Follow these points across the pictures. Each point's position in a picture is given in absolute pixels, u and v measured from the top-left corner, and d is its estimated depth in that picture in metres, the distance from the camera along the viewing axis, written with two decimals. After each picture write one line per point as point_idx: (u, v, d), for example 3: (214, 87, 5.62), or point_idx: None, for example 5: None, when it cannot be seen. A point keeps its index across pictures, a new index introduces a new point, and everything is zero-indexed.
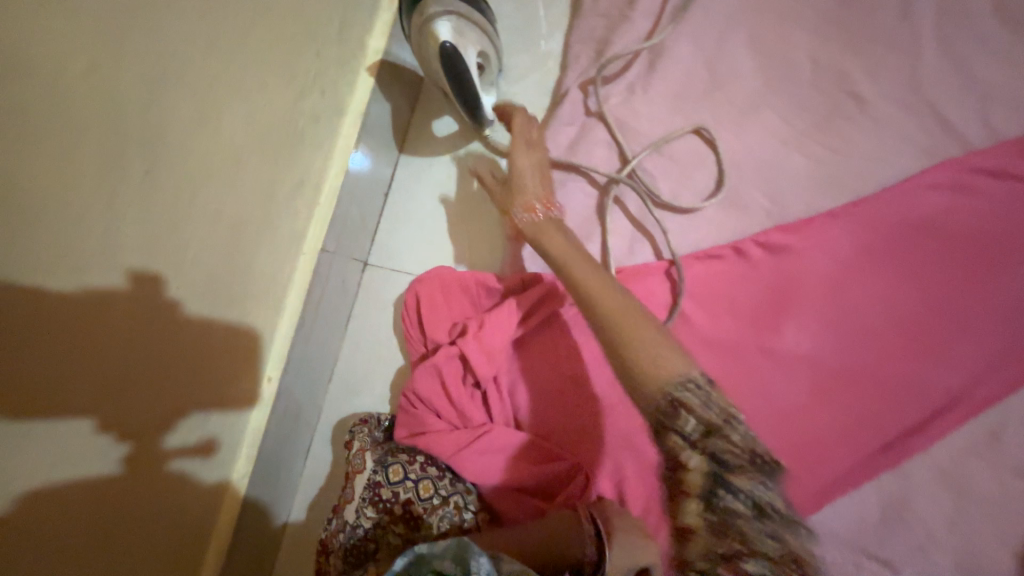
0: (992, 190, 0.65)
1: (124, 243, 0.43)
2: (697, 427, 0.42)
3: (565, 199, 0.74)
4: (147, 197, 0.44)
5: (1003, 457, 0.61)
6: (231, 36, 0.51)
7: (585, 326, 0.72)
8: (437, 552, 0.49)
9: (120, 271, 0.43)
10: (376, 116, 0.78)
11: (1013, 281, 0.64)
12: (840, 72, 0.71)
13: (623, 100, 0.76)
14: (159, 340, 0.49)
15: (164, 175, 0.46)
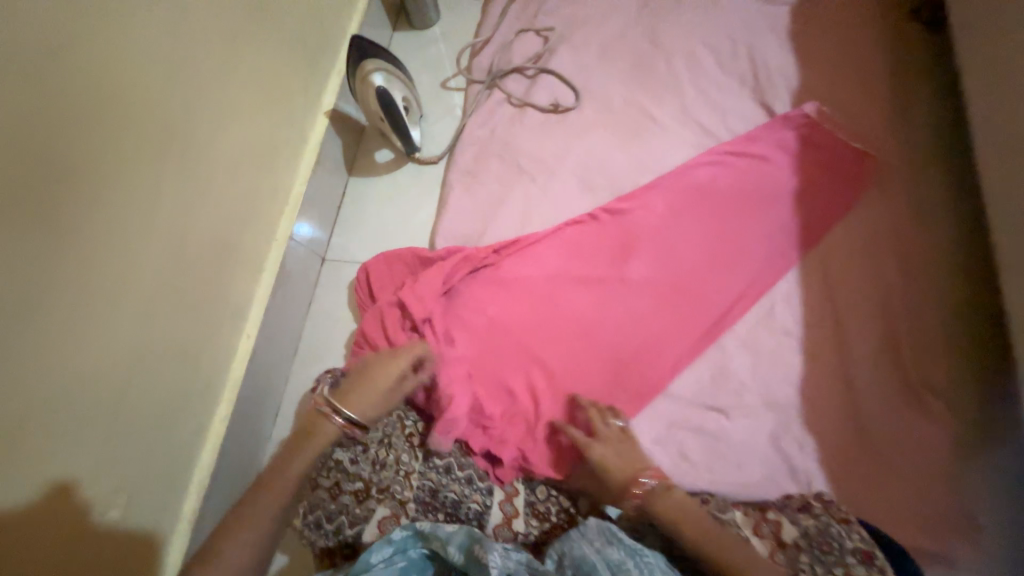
0: (737, 164, 1.04)
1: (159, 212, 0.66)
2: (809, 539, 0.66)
3: (475, 197, 1.08)
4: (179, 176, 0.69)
5: (776, 326, 0.93)
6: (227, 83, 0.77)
7: (495, 278, 0.99)
8: (443, 537, 0.66)
9: (162, 239, 0.67)
10: (330, 147, 1.07)
11: (761, 216, 1.00)
12: (639, 104, 1.11)
13: (508, 129, 1.12)
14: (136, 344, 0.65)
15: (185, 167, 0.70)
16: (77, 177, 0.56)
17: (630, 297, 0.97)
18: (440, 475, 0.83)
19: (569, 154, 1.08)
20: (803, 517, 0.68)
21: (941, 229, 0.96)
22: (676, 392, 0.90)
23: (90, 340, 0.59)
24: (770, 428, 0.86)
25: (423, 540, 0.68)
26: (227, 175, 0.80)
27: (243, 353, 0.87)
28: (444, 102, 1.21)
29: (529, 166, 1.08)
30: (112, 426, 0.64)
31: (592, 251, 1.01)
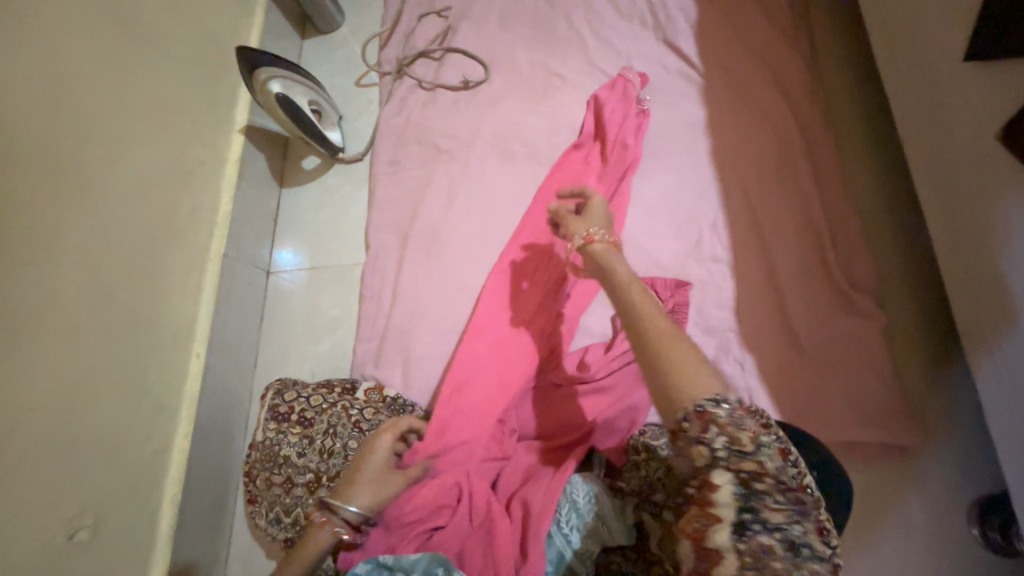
0: (629, 122, 1.02)
1: (56, 251, 0.70)
2: (779, 531, 0.51)
3: (399, 184, 1.10)
4: (64, 208, 0.72)
5: (703, 255, 0.94)
6: (115, 119, 0.81)
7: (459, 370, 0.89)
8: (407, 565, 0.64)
9: (56, 273, 0.70)
10: (253, 161, 1.09)
11: (668, 167, 1.01)
12: (546, 64, 1.13)
13: (422, 113, 1.14)
14: (54, 368, 0.69)
15: (73, 199, 0.73)
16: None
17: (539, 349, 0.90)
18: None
19: (483, 125, 1.10)
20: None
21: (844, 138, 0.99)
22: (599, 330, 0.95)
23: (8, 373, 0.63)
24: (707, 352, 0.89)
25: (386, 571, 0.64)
26: (133, 202, 0.83)
27: (194, 374, 0.91)
28: (361, 100, 1.22)
29: (447, 144, 1.10)
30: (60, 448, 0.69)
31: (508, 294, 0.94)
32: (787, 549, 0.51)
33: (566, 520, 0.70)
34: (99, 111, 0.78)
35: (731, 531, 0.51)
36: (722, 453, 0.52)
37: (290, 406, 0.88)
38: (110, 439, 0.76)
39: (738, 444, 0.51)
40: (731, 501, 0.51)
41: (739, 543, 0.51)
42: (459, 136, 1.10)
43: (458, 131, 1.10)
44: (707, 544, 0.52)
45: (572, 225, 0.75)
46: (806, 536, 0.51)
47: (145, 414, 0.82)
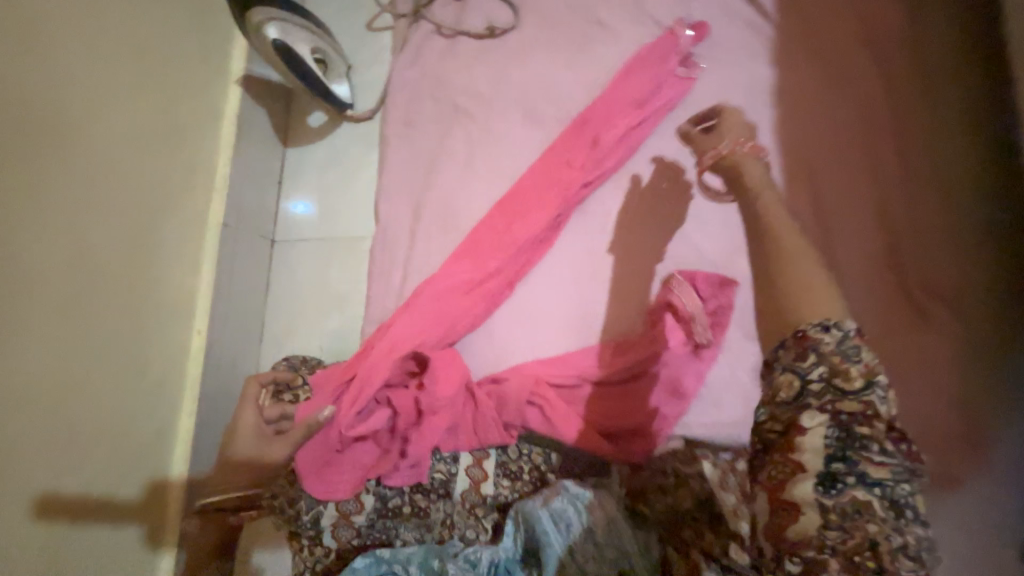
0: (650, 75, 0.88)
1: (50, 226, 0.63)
2: (883, 489, 0.45)
3: (412, 148, 0.99)
4: (55, 176, 0.64)
5: None
6: (99, 70, 0.71)
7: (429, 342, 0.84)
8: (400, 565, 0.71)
9: (52, 250, 0.63)
10: (252, 116, 0.99)
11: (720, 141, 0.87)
12: (585, 8, 0.96)
13: (439, 64, 1.00)
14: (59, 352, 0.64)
15: (63, 165, 0.65)
16: None
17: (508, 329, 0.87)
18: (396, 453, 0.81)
19: (509, 81, 0.96)
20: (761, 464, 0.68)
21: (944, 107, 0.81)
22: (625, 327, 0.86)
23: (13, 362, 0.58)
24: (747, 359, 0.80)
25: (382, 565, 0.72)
26: (126, 166, 0.74)
27: (196, 350, 0.87)
28: (372, 46, 1.08)
29: (466, 103, 0.97)
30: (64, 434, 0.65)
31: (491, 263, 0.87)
32: (885, 504, 0.44)
33: (582, 550, 0.68)
34: (79, 59, 0.68)
35: (818, 482, 0.45)
36: (812, 381, 0.49)
37: (295, 394, 0.84)
38: (113, 421, 0.73)
39: (819, 323, 0.50)
40: (823, 415, 0.47)
41: (827, 497, 0.45)
42: (481, 93, 0.97)
43: (480, 88, 0.97)
44: (789, 497, 0.46)
45: (702, 144, 0.64)
46: (913, 497, 0.45)
47: (148, 392, 0.79)
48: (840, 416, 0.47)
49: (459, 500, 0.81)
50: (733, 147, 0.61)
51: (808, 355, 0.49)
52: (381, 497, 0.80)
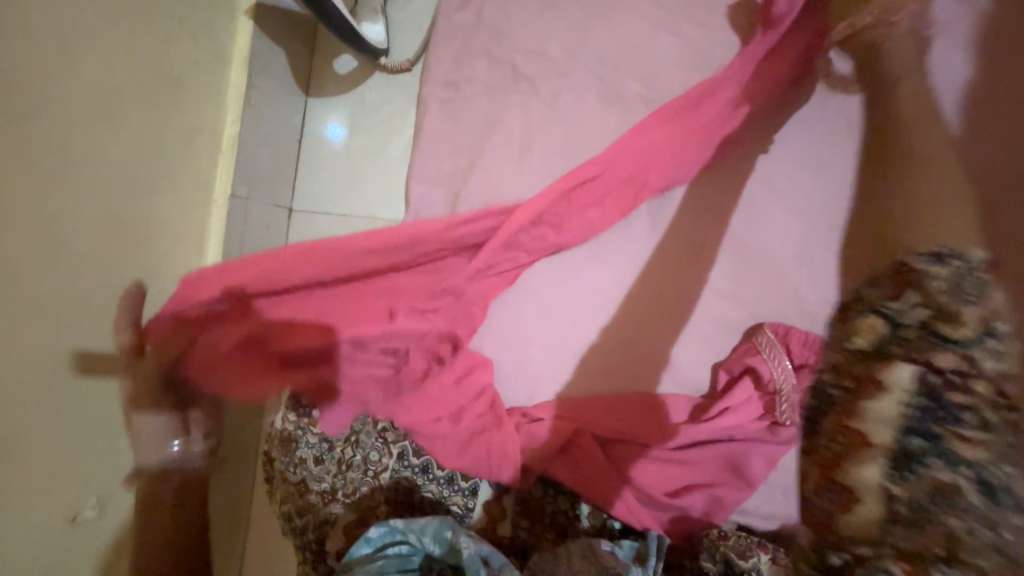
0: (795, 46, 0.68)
1: (35, 209, 0.50)
2: (952, 400, 0.42)
3: (456, 116, 0.79)
4: (37, 143, 0.50)
5: None
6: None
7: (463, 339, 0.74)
8: (419, 531, 0.64)
9: (37, 241, 0.51)
10: (265, 58, 0.81)
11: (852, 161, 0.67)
12: None
13: (499, 8, 0.77)
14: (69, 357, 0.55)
15: (44, 129, 0.51)
16: None
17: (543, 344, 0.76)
18: (416, 475, 0.72)
19: (587, 43, 0.74)
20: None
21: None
22: (690, 378, 0.71)
23: (18, 375, 0.49)
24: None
25: (400, 533, 0.64)
26: (116, 128, 0.60)
27: None
28: None
29: (528, 65, 0.76)
30: None
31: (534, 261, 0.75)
32: (969, 468, 0.40)
33: None
34: None
35: (886, 466, 0.41)
36: (907, 326, 0.46)
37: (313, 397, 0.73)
38: None
39: (944, 326, 0.44)
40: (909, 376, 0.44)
41: (894, 479, 0.41)
42: (549, 54, 0.75)
43: (549, 47, 0.75)
44: (840, 480, 0.43)
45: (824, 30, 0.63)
46: (1011, 481, 0.39)
47: None
48: (881, 348, 0.47)
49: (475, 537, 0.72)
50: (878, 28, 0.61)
51: (850, 353, 0.49)
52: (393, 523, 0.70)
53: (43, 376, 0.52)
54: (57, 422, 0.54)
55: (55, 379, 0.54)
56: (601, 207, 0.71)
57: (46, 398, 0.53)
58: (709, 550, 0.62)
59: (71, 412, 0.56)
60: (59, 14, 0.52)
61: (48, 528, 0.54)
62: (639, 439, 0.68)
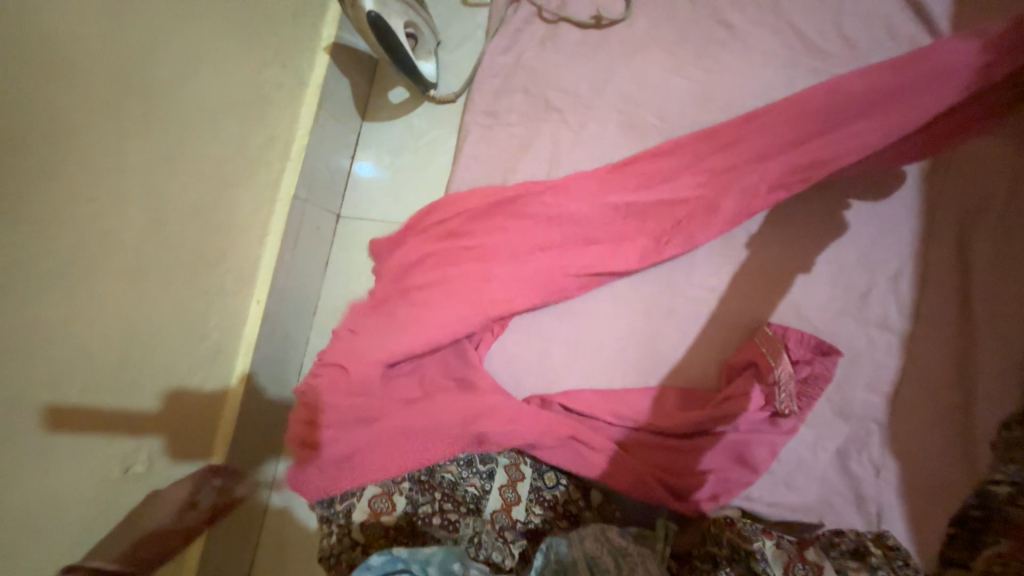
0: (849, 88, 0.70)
1: (130, 183, 0.61)
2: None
3: (494, 140, 0.92)
4: (148, 133, 0.63)
5: (868, 314, 0.71)
6: (195, 29, 0.69)
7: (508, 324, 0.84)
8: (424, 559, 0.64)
9: (129, 207, 0.61)
10: (334, 86, 0.95)
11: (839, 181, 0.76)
12: (713, 8, 0.84)
13: (536, 53, 0.91)
14: (136, 309, 0.65)
15: (157, 121, 0.64)
16: (61, 150, 0.52)
17: (564, 333, 0.84)
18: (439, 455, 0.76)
19: (609, 82, 0.87)
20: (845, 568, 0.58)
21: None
22: (694, 373, 0.77)
23: (92, 312, 0.58)
24: (828, 437, 0.70)
25: (402, 563, 0.62)
26: (210, 129, 0.73)
27: (253, 319, 0.87)
28: (467, 23, 1.01)
29: (558, 99, 0.89)
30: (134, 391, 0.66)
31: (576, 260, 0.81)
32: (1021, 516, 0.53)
33: None
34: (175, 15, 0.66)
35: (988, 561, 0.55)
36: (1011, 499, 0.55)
37: None
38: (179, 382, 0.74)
39: None
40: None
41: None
42: (577, 90, 0.88)
43: (577, 85, 0.88)
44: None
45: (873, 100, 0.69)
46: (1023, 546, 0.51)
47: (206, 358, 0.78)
48: None
49: (490, 519, 0.73)
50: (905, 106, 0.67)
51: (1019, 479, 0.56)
52: (415, 501, 0.73)
53: (113, 319, 0.61)
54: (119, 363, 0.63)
55: (110, 332, 0.61)
56: (642, 186, 0.79)
57: (111, 339, 0.61)
58: (716, 536, 0.64)
59: (133, 359, 0.65)
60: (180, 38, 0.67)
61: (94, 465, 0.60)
62: (651, 428, 0.75)
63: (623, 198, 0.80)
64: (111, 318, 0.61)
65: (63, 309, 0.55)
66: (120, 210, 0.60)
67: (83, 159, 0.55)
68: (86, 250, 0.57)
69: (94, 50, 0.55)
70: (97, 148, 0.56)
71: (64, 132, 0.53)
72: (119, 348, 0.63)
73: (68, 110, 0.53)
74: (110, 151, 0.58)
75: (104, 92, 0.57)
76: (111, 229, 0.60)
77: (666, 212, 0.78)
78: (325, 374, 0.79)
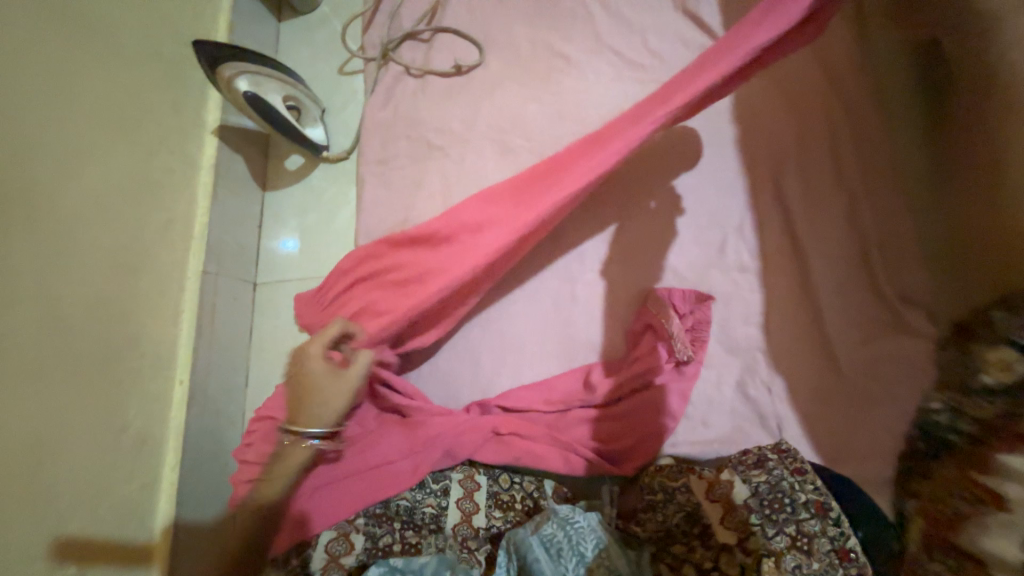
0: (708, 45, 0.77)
1: (20, 287, 0.62)
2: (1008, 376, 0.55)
3: (390, 184, 1.00)
4: (35, 237, 0.64)
5: (729, 262, 0.84)
6: (74, 134, 0.72)
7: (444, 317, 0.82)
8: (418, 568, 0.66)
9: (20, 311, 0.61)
10: (228, 164, 1.00)
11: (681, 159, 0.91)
12: (549, 44, 1.00)
13: (411, 104, 1.03)
14: (40, 411, 0.63)
15: (41, 224, 0.65)
16: None
17: (490, 340, 0.90)
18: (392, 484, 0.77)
19: (479, 117, 0.99)
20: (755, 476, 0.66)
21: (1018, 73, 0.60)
22: (607, 346, 0.86)
23: None
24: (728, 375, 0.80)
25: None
26: (101, 223, 0.75)
27: (178, 401, 0.86)
28: (345, 89, 1.11)
29: (438, 139, 1.00)
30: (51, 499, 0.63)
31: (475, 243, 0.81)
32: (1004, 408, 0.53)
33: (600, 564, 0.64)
34: (52, 125, 0.69)
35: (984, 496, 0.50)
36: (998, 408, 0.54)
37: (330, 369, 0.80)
38: (101, 481, 0.71)
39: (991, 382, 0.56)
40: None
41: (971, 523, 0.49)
42: (453, 128, 1.00)
43: (452, 125, 1.00)
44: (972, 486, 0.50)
45: None
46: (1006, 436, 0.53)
47: (128, 451, 0.76)
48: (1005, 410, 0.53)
49: (451, 534, 0.75)
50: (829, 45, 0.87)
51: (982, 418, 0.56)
52: (372, 534, 0.72)
53: (15, 426, 0.60)
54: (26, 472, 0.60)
55: (14, 440, 0.59)
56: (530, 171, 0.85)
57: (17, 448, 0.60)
58: (649, 485, 0.70)
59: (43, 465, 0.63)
60: (60, 145, 0.70)
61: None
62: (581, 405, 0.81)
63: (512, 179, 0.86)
64: (12, 425, 0.59)
65: None
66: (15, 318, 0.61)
67: None
68: None
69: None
70: None
71: None
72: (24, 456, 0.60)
73: None
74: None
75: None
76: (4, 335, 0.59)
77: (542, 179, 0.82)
78: (257, 429, 0.78)
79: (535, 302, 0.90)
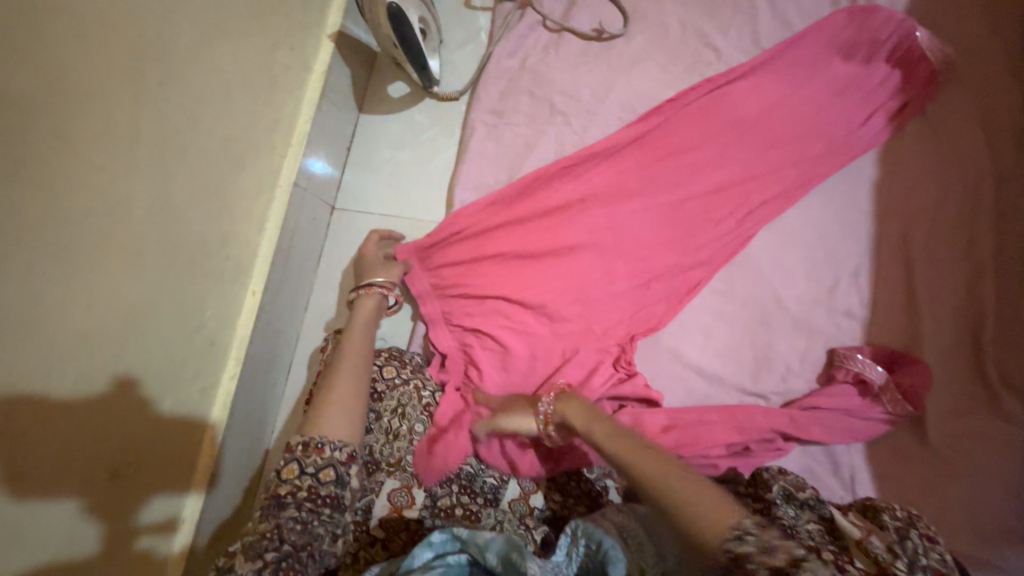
0: (852, 104, 0.87)
1: (138, 156, 0.58)
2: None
3: (500, 138, 0.95)
4: (161, 101, 0.60)
5: (837, 304, 0.83)
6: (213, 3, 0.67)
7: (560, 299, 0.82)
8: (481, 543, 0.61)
9: (126, 180, 0.57)
10: (337, 75, 0.93)
11: (805, 183, 0.86)
12: (700, 31, 0.94)
13: (541, 58, 0.97)
14: (129, 284, 0.60)
15: (170, 91, 0.62)
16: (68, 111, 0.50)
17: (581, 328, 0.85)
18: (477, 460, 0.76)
19: (610, 91, 0.94)
20: (883, 516, 0.63)
21: (950, 205, 0.82)
22: (693, 359, 0.84)
23: (80, 290, 0.53)
24: (833, 447, 0.77)
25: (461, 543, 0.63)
26: (222, 110, 0.71)
27: (249, 310, 0.82)
28: (468, 25, 1.04)
29: (563, 102, 0.94)
30: (125, 378, 0.61)
31: (637, 249, 0.86)
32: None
33: None
34: None
35: None
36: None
37: (388, 385, 0.76)
38: (171, 372, 0.69)
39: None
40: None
41: None
42: (580, 96, 0.94)
43: (578, 90, 0.94)
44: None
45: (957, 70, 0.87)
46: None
47: (198, 350, 0.73)
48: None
49: (508, 508, 0.75)
50: (947, 109, 0.86)
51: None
52: (433, 492, 0.72)
53: (104, 296, 0.57)
54: (105, 348, 0.58)
55: (101, 312, 0.56)
56: (707, 196, 0.87)
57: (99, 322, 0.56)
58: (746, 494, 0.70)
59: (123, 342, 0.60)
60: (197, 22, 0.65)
61: (81, 464, 0.55)
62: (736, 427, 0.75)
63: (684, 193, 0.87)
64: (99, 295, 0.56)
65: (48, 288, 0.50)
66: (123, 193, 0.57)
67: (89, 119, 0.52)
68: (90, 228, 0.54)
69: (103, 10, 0.53)
70: (104, 115, 0.54)
71: (84, 98, 0.51)
72: (103, 331, 0.57)
73: (88, 77, 0.51)
74: (116, 119, 0.55)
75: (118, 58, 0.54)
76: (109, 195, 0.55)
77: (706, 209, 0.87)
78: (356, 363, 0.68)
79: (630, 293, 0.85)
